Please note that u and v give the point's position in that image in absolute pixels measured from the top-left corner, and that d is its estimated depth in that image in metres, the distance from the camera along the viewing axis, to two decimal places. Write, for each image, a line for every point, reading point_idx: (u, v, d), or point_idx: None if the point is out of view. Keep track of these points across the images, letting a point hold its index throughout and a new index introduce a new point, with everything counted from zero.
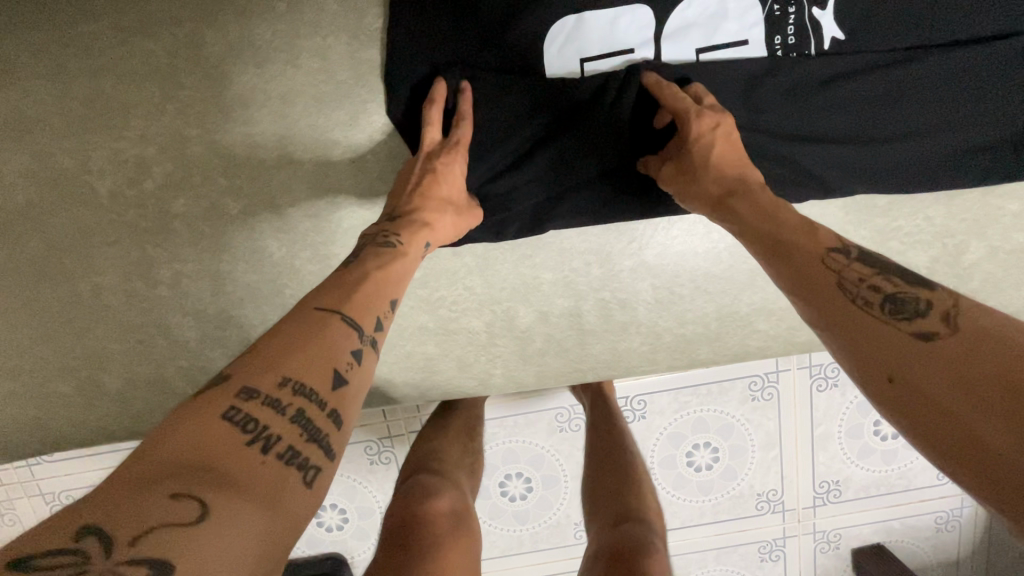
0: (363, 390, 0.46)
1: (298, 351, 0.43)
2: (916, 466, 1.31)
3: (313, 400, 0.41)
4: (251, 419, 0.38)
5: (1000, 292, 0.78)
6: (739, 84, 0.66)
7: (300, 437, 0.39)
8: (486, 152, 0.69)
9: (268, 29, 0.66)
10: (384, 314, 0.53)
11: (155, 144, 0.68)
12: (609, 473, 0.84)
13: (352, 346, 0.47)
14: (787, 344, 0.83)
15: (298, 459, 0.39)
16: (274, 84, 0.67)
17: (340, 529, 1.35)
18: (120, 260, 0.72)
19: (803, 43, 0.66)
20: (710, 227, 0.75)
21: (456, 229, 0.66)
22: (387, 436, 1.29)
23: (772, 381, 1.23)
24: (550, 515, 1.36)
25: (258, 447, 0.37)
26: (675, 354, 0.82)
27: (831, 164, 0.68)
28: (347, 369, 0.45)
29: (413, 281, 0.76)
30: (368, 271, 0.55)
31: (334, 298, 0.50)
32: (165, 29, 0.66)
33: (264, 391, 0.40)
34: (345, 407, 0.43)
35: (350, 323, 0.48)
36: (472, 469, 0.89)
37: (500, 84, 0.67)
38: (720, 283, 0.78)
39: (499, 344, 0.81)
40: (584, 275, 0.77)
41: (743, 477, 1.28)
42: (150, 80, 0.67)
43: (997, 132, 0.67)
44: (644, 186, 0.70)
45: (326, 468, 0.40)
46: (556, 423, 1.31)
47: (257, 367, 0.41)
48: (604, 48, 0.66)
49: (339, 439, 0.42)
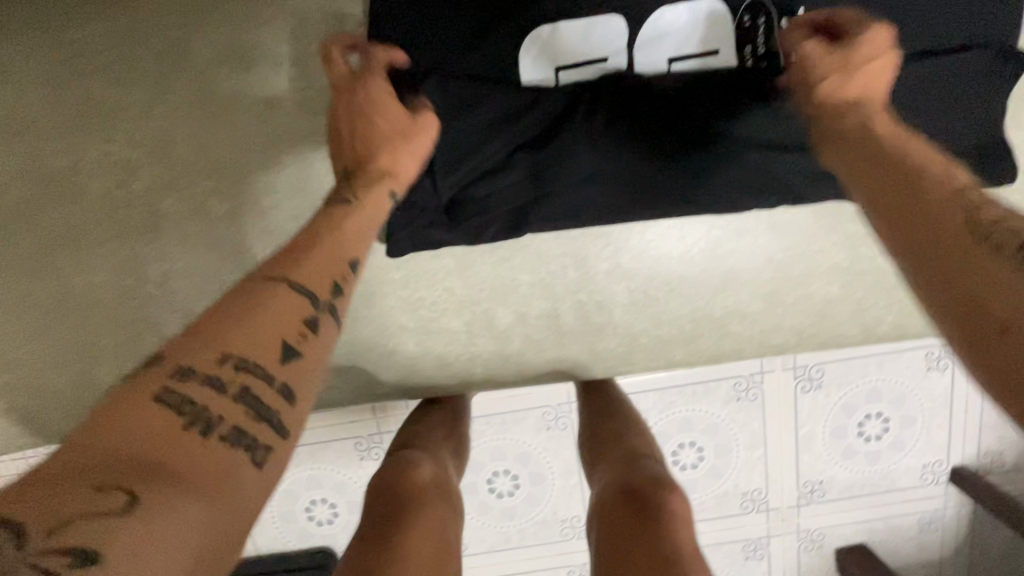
0: (319, 359, 0.47)
1: (242, 326, 0.44)
2: (899, 468, 1.33)
3: (257, 376, 0.42)
4: (190, 401, 0.39)
5: None
6: (711, 93, 0.68)
7: (244, 416, 0.41)
8: (463, 158, 0.68)
9: (253, 36, 0.68)
10: (343, 277, 0.52)
11: (144, 146, 0.70)
12: (610, 452, 0.72)
13: (305, 316, 0.47)
14: (761, 346, 0.84)
15: (241, 439, 0.40)
16: (258, 89, 0.70)
17: (330, 523, 1.38)
18: (110, 258, 0.74)
19: (773, 54, 0.67)
20: (684, 232, 0.77)
21: (413, 156, 0.64)
22: (376, 432, 1.32)
23: (756, 382, 1.25)
24: (537, 511, 1.38)
25: (197, 430, 0.39)
26: (652, 355, 0.84)
27: (801, 174, 0.70)
28: (297, 342, 0.45)
29: (395, 281, 0.79)
30: (318, 236, 0.54)
31: (285, 267, 0.49)
32: (153, 35, 0.68)
33: (204, 371, 0.41)
34: (297, 379, 0.44)
35: (300, 293, 0.47)
36: (456, 456, 0.77)
37: (478, 90, 0.67)
38: (694, 286, 0.80)
39: (479, 343, 0.83)
40: (561, 277, 0.79)
41: (728, 476, 1.30)
42: (138, 85, 0.69)
43: (960, 142, 0.69)
44: (622, 193, 0.71)
45: (275, 445, 0.42)
46: (543, 422, 1.33)
47: (199, 345, 0.42)
48: (577, 57, 0.67)
49: (291, 413, 0.43)
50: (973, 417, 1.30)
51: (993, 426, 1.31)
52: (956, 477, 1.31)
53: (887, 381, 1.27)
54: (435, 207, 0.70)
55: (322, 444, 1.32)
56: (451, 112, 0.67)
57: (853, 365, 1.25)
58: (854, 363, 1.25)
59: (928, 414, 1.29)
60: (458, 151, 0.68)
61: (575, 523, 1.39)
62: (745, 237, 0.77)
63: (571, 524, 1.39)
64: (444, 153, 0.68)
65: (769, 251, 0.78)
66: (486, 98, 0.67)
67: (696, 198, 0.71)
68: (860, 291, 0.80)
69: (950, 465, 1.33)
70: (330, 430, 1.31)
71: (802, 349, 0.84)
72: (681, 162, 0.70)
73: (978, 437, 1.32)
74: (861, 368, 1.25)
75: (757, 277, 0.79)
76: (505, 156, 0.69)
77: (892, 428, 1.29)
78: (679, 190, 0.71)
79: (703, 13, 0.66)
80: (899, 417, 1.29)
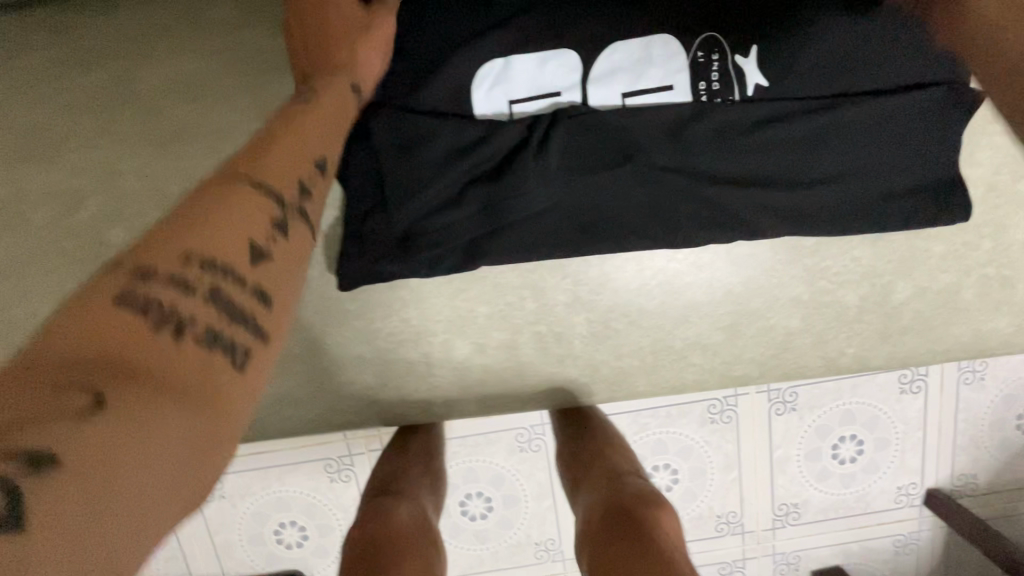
0: (295, 261, 0.42)
1: (208, 219, 0.37)
2: (874, 489, 1.31)
3: (229, 277, 0.36)
4: (151, 301, 0.33)
5: (930, 330, 0.80)
6: (663, 128, 0.67)
7: (222, 320, 0.35)
8: (415, 190, 0.67)
9: (201, 65, 0.67)
10: (312, 177, 0.47)
11: (86, 175, 0.67)
12: (588, 474, 0.76)
13: (274, 214, 0.41)
14: (722, 377, 0.83)
15: (222, 342, 0.35)
16: (205, 118, 0.67)
17: (300, 545, 1.35)
18: (40, 294, 0.68)
19: (728, 90, 0.66)
20: (642, 264, 0.76)
21: (372, 46, 0.62)
22: (346, 454, 1.29)
23: (730, 405, 1.24)
24: (510, 535, 1.36)
25: (166, 335, 0.32)
26: (613, 386, 0.83)
27: (756, 208, 0.69)
28: (268, 242, 0.40)
29: (349, 312, 0.78)
30: (283, 132, 0.47)
31: (243, 162, 0.43)
32: (99, 62, 0.67)
33: (164, 270, 0.34)
34: (274, 281, 0.39)
35: (267, 190, 0.42)
36: (434, 489, 0.82)
37: (430, 122, 0.66)
38: (654, 318, 0.79)
39: (438, 374, 0.81)
40: (518, 308, 0.78)
41: (702, 499, 1.29)
42: (82, 112, 0.67)
43: (914, 179, 0.69)
44: (577, 227, 0.70)
45: (262, 351, 0.37)
46: (515, 444, 1.31)
47: (151, 246, 0.36)
48: (531, 91, 0.67)
49: (272, 319, 0.38)
50: (947, 439, 1.27)
51: (968, 448, 1.28)
52: (930, 498, 1.28)
53: (860, 404, 1.25)
54: (389, 239, 0.68)
55: (294, 465, 1.30)
56: (403, 144, 0.66)
57: (826, 388, 1.24)
58: (828, 386, 1.24)
59: (901, 436, 1.27)
60: (409, 185, 0.66)
61: (550, 546, 1.37)
62: (705, 270, 0.77)
63: (544, 547, 1.37)
64: (397, 185, 0.67)
65: (728, 283, 0.78)
66: (439, 130, 0.66)
67: (652, 233, 0.69)
68: (821, 324, 0.80)
69: (924, 487, 1.30)
70: (299, 453, 1.28)
71: (764, 380, 0.84)
72: (634, 195, 0.69)
73: (953, 459, 1.29)
74: (834, 392, 1.24)
75: (716, 309, 0.79)
76: (457, 189, 0.67)
77: (866, 450, 1.29)
78: (636, 224, 0.69)
79: (656, 48, 0.66)
80: (873, 439, 1.28)
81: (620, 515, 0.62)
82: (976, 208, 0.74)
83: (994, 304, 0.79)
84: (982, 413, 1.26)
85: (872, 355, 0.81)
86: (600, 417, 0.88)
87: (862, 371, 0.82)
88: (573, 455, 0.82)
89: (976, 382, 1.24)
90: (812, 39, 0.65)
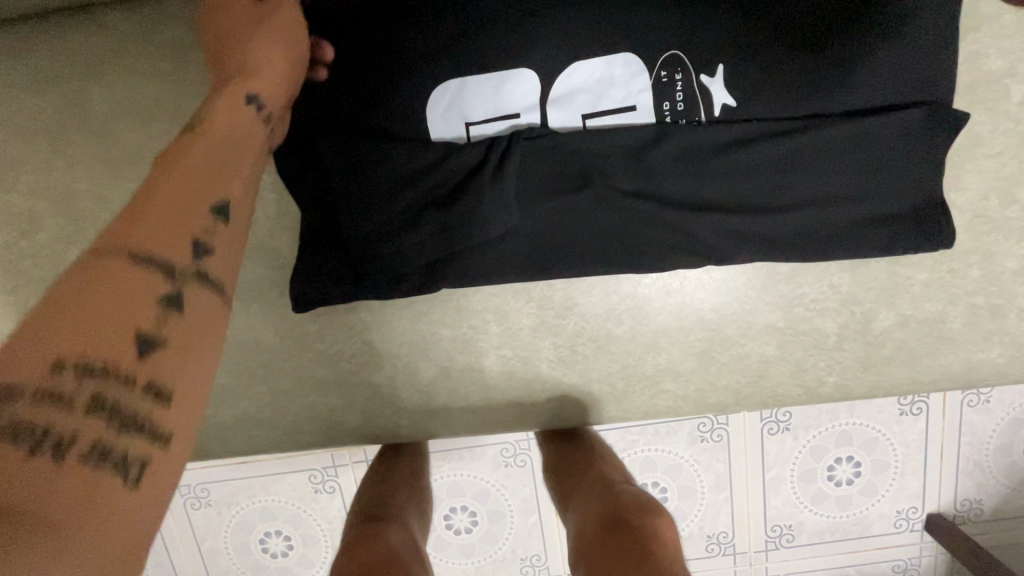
0: (191, 340, 0.41)
1: (86, 310, 0.36)
2: (873, 513, 1.23)
3: (115, 377, 0.36)
4: (23, 425, 0.32)
5: (916, 360, 0.76)
6: (624, 150, 0.65)
7: (109, 428, 0.35)
8: (368, 213, 0.65)
9: (155, 87, 0.67)
10: (204, 230, 0.45)
11: (46, 196, 0.69)
12: (577, 484, 0.70)
13: (163, 291, 0.40)
14: (698, 405, 0.80)
15: (111, 453, 0.34)
16: (159, 140, 0.68)
17: (285, 555, 1.26)
18: (13, 310, 0.71)
19: (692, 111, 0.64)
20: (608, 288, 0.75)
21: (270, 48, 0.55)
22: (332, 464, 1.19)
23: (721, 423, 1.18)
24: (495, 550, 1.28)
25: (45, 456, 0.32)
26: (584, 412, 0.81)
27: (722, 233, 0.66)
28: (158, 326, 0.39)
29: (311, 334, 0.78)
30: (165, 183, 0.44)
31: (121, 232, 0.40)
32: (52, 85, 0.67)
33: (34, 387, 0.33)
34: (170, 371, 0.38)
35: (153, 261, 0.40)
36: (421, 511, 0.75)
37: (383, 143, 0.64)
38: (623, 343, 0.77)
39: (403, 397, 0.80)
40: (482, 332, 0.77)
41: (692, 519, 1.23)
42: (39, 136, 0.67)
43: (895, 205, 0.66)
44: (537, 251, 0.68)
45: (156, 456, 0.36)
46: (501, 458, 1.23)
47: (12, 356, 0.33)
48: (489, 112, 0.65)
49: (171, 414, 0.37)
50: (948, 463, 1.19)
51: (972, 473, 1.20)
52: (931, 525, 1.20)
53: (856, 425, 1.19)
54: (346, 261, 0.69)
55: (275, 476, 1.20)
56: (355, 165, 0.64)
57: (823, 408, 1.18)
58: (824, 407, 1.18)
59: (901, 459, 1.19)
60: (363, 210, 0.65)
61: (536, 562, 1.29)
62: (673, 295, 0.75)
63: (532, 563, 1.29)
64: (351, 208, 0.65)
65: (699, 309, 0.75)
66: (391, 152, 0.64)
67: (613, 258, 0.68)
68: (799, 352, 0.76)
69: (925, 511, 1.22)
70: (284, 462, 1.19)
71: (742, 408, 0.80)
72: (595, 219, 0.67)
73: (955, 483, 1.20)
74: (830, 412, 1.18)
75: (686, 335, 0.76)
76: (411, 213, 0.65)
77: (864, 472, 1.20)
78: (599, 248, 0.68)
79: (618, 68, 0.63)
80: (872, 462, 1.20)
81: (617, 528, 0.57)
82: (961, 235, 0.71)
83: (985, 335, 0.75)
84: (988, 439, 1.17)
85: (855, 385, 0.77)
86: (589, 431, 0.82)
87: (844, 401, 0.79)
88: (560, 470, 0.75)
89: (981, 406, 1.16)
90: (782, 57, 0.62)
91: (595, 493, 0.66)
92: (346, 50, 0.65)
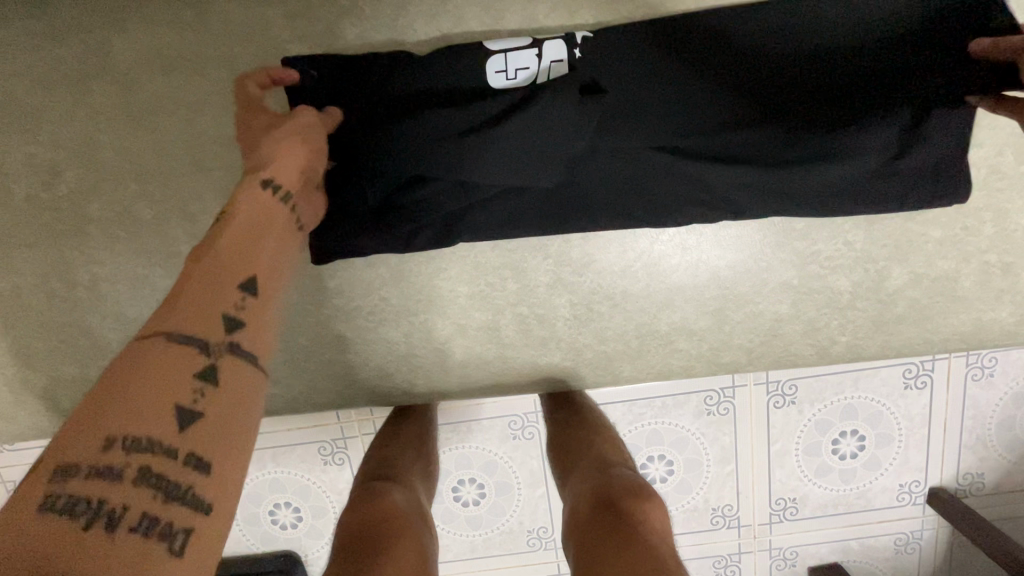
0: (231, 410, 0.40)
1: (135, 391, 0.36)
2: (876, 486, 1.11)
3: (158, 452, 0.35)
4: (81, 499, 0.32)
5: (928, 319, 0.77)
6: (641, 106, 0.65)
7: (156, 498, 0.35)
8: (381, 165, 0.63)
9: (177, 37, 0.68)
10: (237, 308, 0.44)
11: (68, 148, 0.70)
12: (578, 459, 0.69)
13: (200, 367, 0.40)
14: (711, 364, 0.81)
15: (159, 526, 0.34)
16: (184, 92, 0.69)
17: (295, 527, 1.10)
18: (37, 262, 0.73)
19: (707, 65, 0.67)
20: (624, 245, 0.76)
21: (290, 146, 0.56)
22: (341, 436, 1.04)
23: (728, 397, 1.05)
24: (502, 524, 1.10)
25: (101, 527, 0.32)
26: (597, 371, 0.82)
27: (739, 187, 0.66)
28: (196, 400, 0.39)
29: (329, 290, 0.78)
30: (195, 277, 0.44)
31: (162, 317, 0.41)
32: (74, 35, 0.67)
33: (88, 462, 0.33)
34: (209, 442, 0.38)
35: (188, 344, 0.40)
36: (430, 472, 0.74)
37: (406, 99, 0.65)
38: (638, 302, 0.78)
39: (419, 355, 0.81)
40: (499, 289, 0.78)
41: (698, 491, 1.11)
42: (61, 87, 0.69)
43: (920, 158, 0.65)
44: (556, 204, 0.70)
45: (199, 523, 0.36)
46: (508, 430, 1.05)
47: (72, 434, 0.34)
48: (511, 68, 0.67)
49: (209, 480, 0.37)
50: (951, 436, 1.08)
51: None
52: (936, 499, 1.08)
53: (862, 399, 1.07)
54: (362, 214, 0.67)
55: (285, 447, 1.05)
56: (375, 120, 0.64)
57: (828, 380, 1.06)
58: (835, 378, 1.05)
59: (905, 433, 1.08)
60: (379, 162, 0.63)
61: (544, 534, 1.10)
62: (688, 252, 0.76)
63: (540, 536, 1.10)
64: (365, 159, 0.63)
65: (715, 267, 0.76)
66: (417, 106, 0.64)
67: (629, 210, 0.70)
68: (812, 310, 0.77)
69: (928, 485, 1.11)
70: (287, 431, 1.03)
71: (754, 368, 0.81)
72: (614, 171, 0.68)
73: (958, 456, 1.09)
74: (835, 384, 1.06)
75: (701, 292, 0.77)
76: (420, 164, 0.62)
77: (869, 446, 1.09)
78: (617, 202, 0.70)
79: (634, 36, 0.68)
80: (876, 435, 1.08)
81: (606, 509, 0.56)
82: (976, 191, 0.72)
83: (996, 294, 0.76)
84: (992, 412, 1.07)
85: (866, 344, 0.78)
86: (590, 403, 0.80)
87: (856, 361, 0.79)
88: (559, 445, 0.74)
89: (984, 379, 1.05)
90: (779, 27, 0.68)
91: (590, 471, 0.65)
92: (373, 21, 0.69)
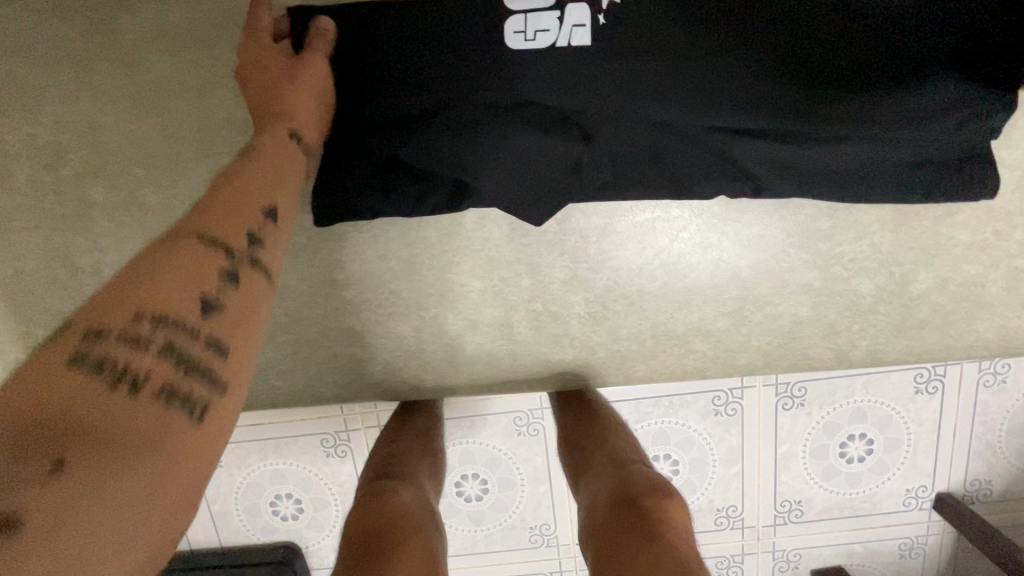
0: (245, 313, 0.44)
1: (163, 277, 0.40)
2: (883, 490, 1.10)
3: (183, 331, 0.39)
4: (107, 360, 0.36)
5: (951, 325, 0.75)
6: (662, 73, 0.60)
7: (178, 373, 0.38)
8: (386, 129, 0.62)
9: (185, 17, 0.66)
10: (259, 226, 0.48)
11: (71, 129, 0.68)
12: (592, 459, 0.67)
13: (224, 268, 0.43)
14: (726, 366, 0.79)
15: (180, 397, 0.38)
16: (192, 75, 0.67)
17: (294, 519, 1.09)
18: (39, 246, 0.71)
19: (741, 24, 0.60)
20: (642, 242, 0.74)
21: (309, 93, 0.59)
22: (344, 429, 1.03)
23: (736, 398, 1.04)
24: (504, 520, 1.08)
25: (125, 390, 0.36)
26: (610, 370, 0.80)
27: (762, 161, 0.63)
28: (218, 295, 0.42)
29: (339, 282, 0.76)
30: (218, 198, 0.47)
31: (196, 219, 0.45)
32: (79, 12, 0.65)
33: (116, 329, 0.37)
34: (226, 333, 0.42)
35: (212, 247, 0.43)
36: (440, 470, 0.73)
37: (416, 56, 0.61)
38: (654, 301, 0.76)
39: (429, 350, 0.79)
40: (512, 285, 0.76)
41: (702, 492, 1.09)
42: (64, 66, 0.66)
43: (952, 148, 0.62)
44: (565, 174, 0.64)
45: (216, 405, 0.40)
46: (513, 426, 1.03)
47: (105, 305, 0.38)
48: (531, 29, 0.60)
49: (226, 366, 0.41)
50: (960, 442, 1.07)
51: None
52: (943, 506, 1.07)
53: (872, 402, 1.05)
54: (366, 172, 0.64)
55: (287, 439, 1.03)
56: (387, 74, 0.62)
57: (838, 383, 1.04)
58: (846, 381, 1.04)
59: (914, 438, 1.06)
60: (384, 127, 0.62)
61: (547, 531, 1.09)
62: (709, 252, 0.74)
63: (542, 532, 1.09)
64: (379, 104, 0.62)
65: (735, 267, 0.74)
66: (416, 68, 0.61)
67: (649, 181, 0.65)
68: (833, 313, 0.75)
69: (935, 490, 1.09)
70: (288, 422, 1.02)
71: (770, 370, 0.79)
72: (633, 142, 0.62)
73: (967, 462, 1.08)
74: (845, 387, 1.04)
75: (720, 292, 0.75)
76: (436, 104, 0.61)
77: (878, 450, 1.07)
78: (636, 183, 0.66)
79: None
80: (885, 440, 1.07)
81: (625, 508, 0.54)
82: (1007, 195, 0.70)
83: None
84: (1003, 419, 1.05)
85: (887, 349, 0.76)
86: (601, 401, 0.79)
87: (874, 365, 0.77)
88: (572, 445, 0.72)
89: (996, 386, 1.03)
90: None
91: (603, 469, 0.63)
92: None
